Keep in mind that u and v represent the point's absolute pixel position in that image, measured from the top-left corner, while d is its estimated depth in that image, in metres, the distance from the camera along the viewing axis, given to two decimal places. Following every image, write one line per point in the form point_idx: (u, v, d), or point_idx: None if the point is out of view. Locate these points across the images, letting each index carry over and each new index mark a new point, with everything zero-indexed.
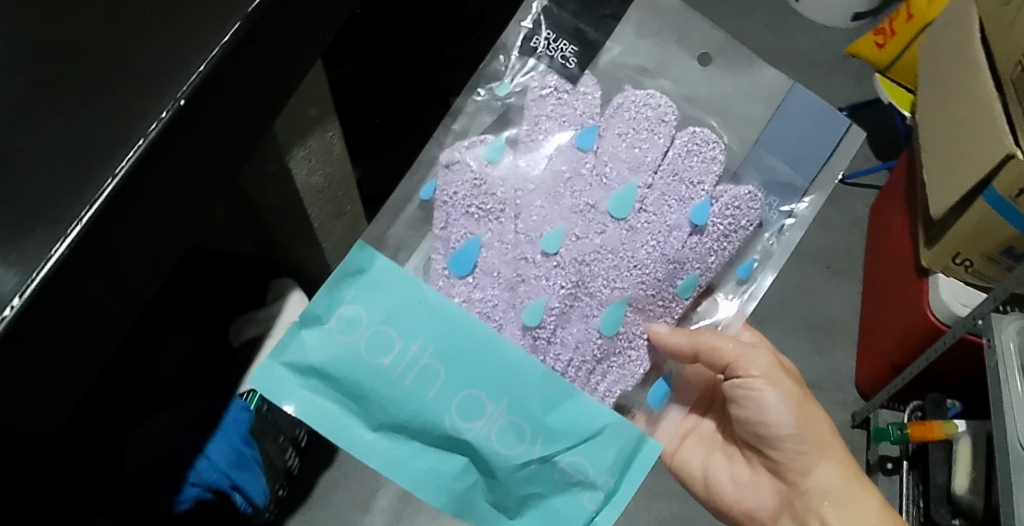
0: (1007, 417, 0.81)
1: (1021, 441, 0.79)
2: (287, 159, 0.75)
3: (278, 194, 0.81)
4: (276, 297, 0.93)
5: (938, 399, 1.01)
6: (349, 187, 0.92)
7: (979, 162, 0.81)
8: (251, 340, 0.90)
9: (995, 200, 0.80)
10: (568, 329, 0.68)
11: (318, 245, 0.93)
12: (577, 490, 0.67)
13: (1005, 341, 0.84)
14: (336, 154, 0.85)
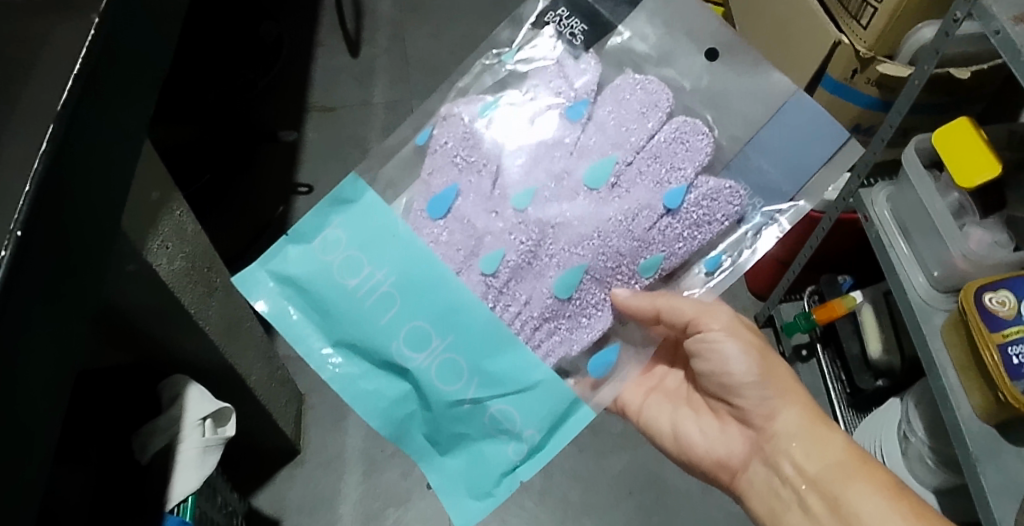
0: (900, 275, 0.94)
1: (917, 292, 0.93)
2: (144, 255, 0.69)
3: (145, 294, 0.74)
4: (171, 399, 0.84)
5: (831, 278, 1.10)
6: (214, 257, 0.85)
7: (818, 53, 0.93)
8: (162, 450, 0.82)
9: (833, 86, 0.95)
10: (527, 285, 0.71)
11: (201, 329, 0.82)
12: (505, 438, 0.71)
13: (880, 210, 0.98)
14: (190, 231, 0.79)
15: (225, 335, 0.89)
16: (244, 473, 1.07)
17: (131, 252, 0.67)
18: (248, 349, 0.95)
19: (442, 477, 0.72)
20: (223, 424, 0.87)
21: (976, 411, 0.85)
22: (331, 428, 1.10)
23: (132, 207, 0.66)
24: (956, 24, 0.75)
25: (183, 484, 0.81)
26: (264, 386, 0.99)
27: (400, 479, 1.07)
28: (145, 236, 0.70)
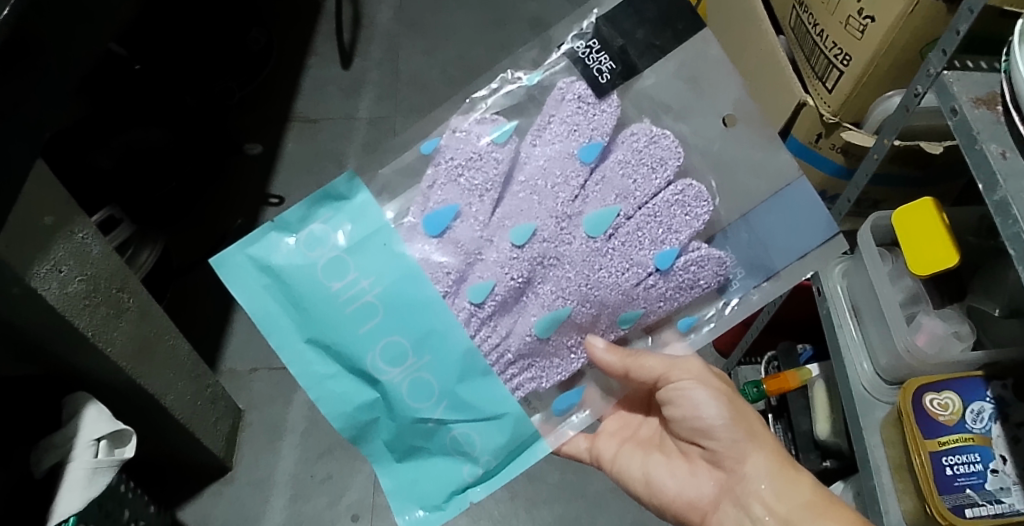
0: (846, 360, 1.00)
1: (861, 381, 0.98)
2: (30, 280, 0.73)
3: (35, 318, 0.77)
4: (69, 415, 0.83)
5: (788, 348, 1.12)
6: (126, 279, 0.87)
7: (786, 114, 1.02)
8: (55, 468, 0.80)
9: (798, 147, 1.03)
10: (508, 318, 0.72)
11: (100, 351, 0.83)
12: (461, 459, 0.74)
13: (832, 285, 1.03)
14: (96, 253, 0.82)
15: (137, 356, 0.88)
16: (166, 486, 1.01)
17: (12, 275, 0.70)
18: (168, 367, 0.93)
19: (394, 485, 0.75)
20: (121, 446, 0.85)
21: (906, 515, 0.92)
22: (264, 447, 1.05)
23: (11, 232, 0.69)
24: (917, 99, 0.81)
25: (69, 499, 0.78)
26: (185, 405, 0.95)
27: (326, 508, 1.01)
28: (31, 260, 0.73)
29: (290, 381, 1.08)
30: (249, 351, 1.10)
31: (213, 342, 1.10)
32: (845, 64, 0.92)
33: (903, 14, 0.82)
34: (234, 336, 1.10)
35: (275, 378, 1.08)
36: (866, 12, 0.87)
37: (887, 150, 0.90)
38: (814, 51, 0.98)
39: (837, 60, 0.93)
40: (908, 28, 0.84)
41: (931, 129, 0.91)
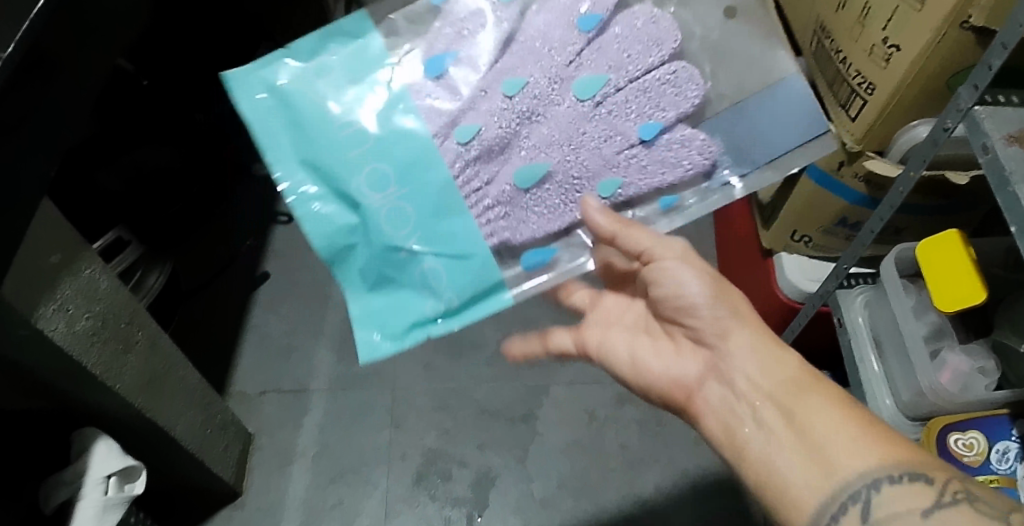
0: (868, 393, 0.93)
1: (884, 417, 0.91)
2: (36, 320, 0.65)
3: (41, 361, 0.69)
4: (78, 452, 0.79)
5: (808, 374, 1.11)
6: (135, 310, 0.79)
7: None
8: (65, 504, 0.76)
9: (820, 176, 0.97)
10: (493, 164, 0.66)
11: (111, 389, 0.76)
12: (423, 295, 0.65)
13: (854, 316, 0.97)
14: (104, 288, 0.74)
15: (146, 390, 0.81)
16: (173, 513, 1.00)
17: (14, 318, 0.63)
18: (176, 398, 0.87)
19: (361, 310, 0.66)
20: (129, 482, 0.82)
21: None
22: (275, 471, 1.04)
23: (20, 273, 0.62)
24: (946, 133, 0.73)
25: None
26: (195, 434, 0.91)
27: None
28: (37, 301, 0.65)
29: (302, 403, 1.07)
30: (259, 374, 1.09)
31: (219, 363, 1.10)
32: (870, 93, 0.87)
33: (930, 45, 0.77)
34: (244, 358, 1.10)
35: (286, 401, 1.07)
36: (891, 41, 0.82)
37: (914, 181, 0.82)
38: (837, 78, 0.93)
39: (861, 89, 0.88)
40: (935, 58, 0.78)
41: (955, 159, 0.88)
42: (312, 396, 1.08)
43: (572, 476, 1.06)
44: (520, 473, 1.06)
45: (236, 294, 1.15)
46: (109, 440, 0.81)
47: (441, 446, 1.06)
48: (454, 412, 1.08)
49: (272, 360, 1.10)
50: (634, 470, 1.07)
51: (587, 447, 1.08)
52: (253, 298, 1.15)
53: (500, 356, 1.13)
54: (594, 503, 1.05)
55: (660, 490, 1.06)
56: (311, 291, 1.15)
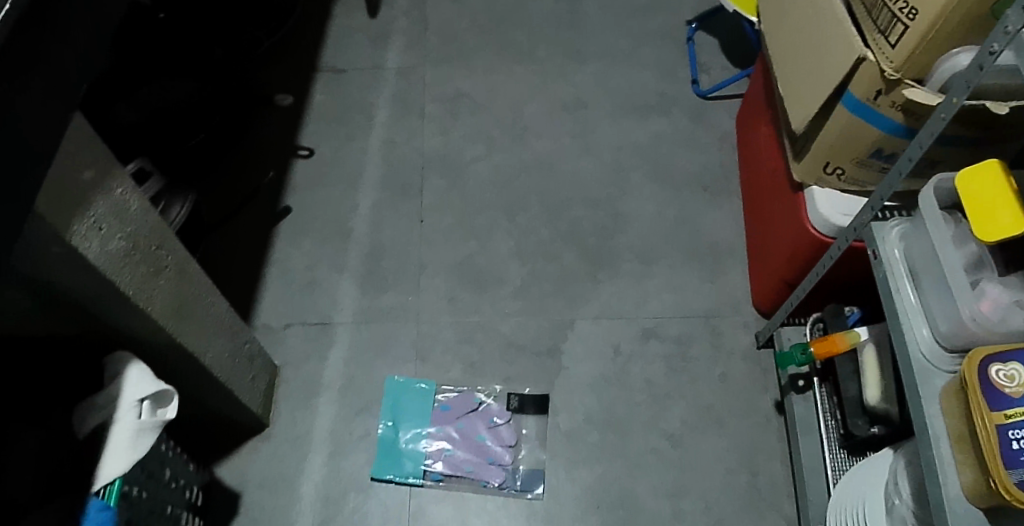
0: (904, 325, 0.90)
1: (919, 349, 0.88)
2: (71, 238, 0.64)
3: (77, 277, 0.69)
4: (108, 377, 0.79)
5: (837, 310, 1.06)
6: (163, 234, 0.78)
7: (839, 70, 0.91)
8: (99, 428, 0.76)
9: (854, 105, 0.93)
10: None
11: (144, 312, 0.76)
12: None
13: (890, 249, 0.94)
14: (135, 210, 0.73)
15: (176, 315, 0.81)
16: (202, 441, 1.01)
17: (49, 235, 0.62)
18: (205, 326, 0.86)
19: None
20: (162, 407, 0.82)
21: (963, 487, 0.79)
22: (301, 404, 1.04)
23: (54, 188, 0.61)
24: (992, 57, 0.69)
25: (116, 458, 0.75)
26: (225, 362, 0.91)
27: (365, 464, 1.00)
28: (72, 218, 0.64)
29: (326, 336, 1.07)
30: (282, 307, 1.08)
31: (242, 298, 1.09)
32: (911, 18, 0.82)
33: None
34: (268, 291, 1.09)
35: (311, 333, 1.07)
36: None
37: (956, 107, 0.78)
38: (875, 2, 0.89)
39: (902, 15, 0.84)
40: None
41: (997, 89, 0.84)
42: (337, 328, 1.07)
43: (598, 409, 1.06)
44: (546, 406, 1.06)
45: (257, 228, 1.14)
46: (140, 364, 0.81)
47: (467, 379, 1.06)
48: (480, 345, 1.08)
49: (296, 293, 1.09)
50: (661, 405, 1.08)
51: (612, 380, 1.08)
52: (274, 231, 1.14)
53: (525, 289, 1.12)
54: (620, 435, 1.05)
55: (685, 423, 1.07)
56: (333, 225, 1.14)
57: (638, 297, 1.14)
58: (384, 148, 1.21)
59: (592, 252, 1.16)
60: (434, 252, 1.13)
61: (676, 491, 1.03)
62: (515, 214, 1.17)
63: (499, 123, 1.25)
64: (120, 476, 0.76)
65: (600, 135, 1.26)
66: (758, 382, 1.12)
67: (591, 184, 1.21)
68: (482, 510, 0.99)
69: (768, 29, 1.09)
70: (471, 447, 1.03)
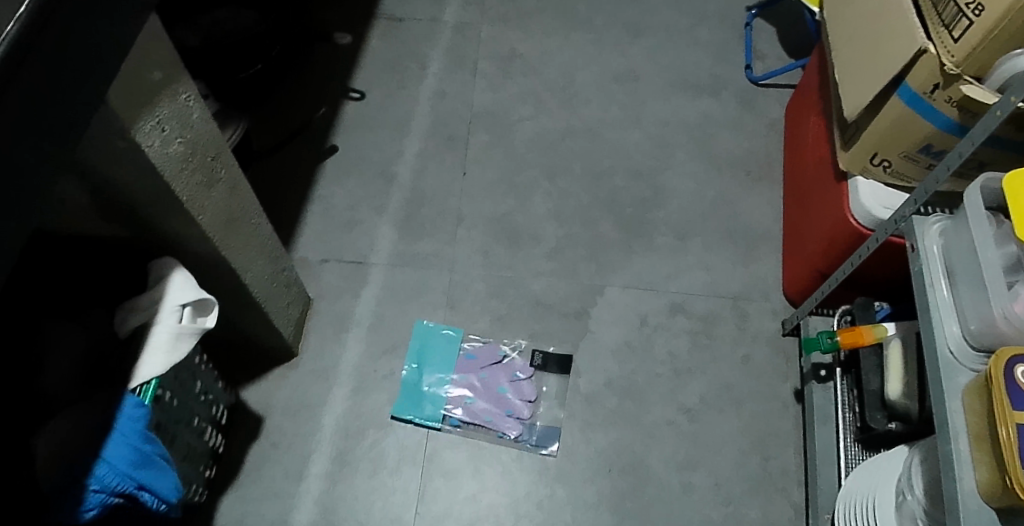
0: (934, 319, 0.87)
1: (947, 343, 0.85)
2: (135, 133, 0.67)
3: (136, 174, 0.72)
4: (155, 280, 0.82)
5: (866, 304, 1.04)
6: (221, 148, 0.80)
7: (897, 60, 0.91)
8: (140, 328, 0.79)
9: (909, 96, 0.92)
10: None
11: (193, 219, 0.78)
12: None
13: (928, 244, 0.91)
14: (197, 118, 0.75)
15: (223, 228, 0.84)
16: (232, 364, 1.04)
17: (115, 125, 0.65)
18: (249, 245, 0.89)
19: None
20: (203, 316, 0.84)
21: (979, 485, 0.76)
22: (331, 337, 1.06)
23: (124, 81, 0.64)
24: None
25: (156, 357, 0.78)
26: (263, 284, 0.93)
27: (387, 402, 1.03)
28: (138, 113, 0.67)
29: (362, 274, 1.09)
30: (321, 242, 1.11)
31: (284, 230, 1.12)
32: (978, 13, 0.81)
33: None
34: (308, 226, 1.12)
35: (347, 271, 1.10)
36: None
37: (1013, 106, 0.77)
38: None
39: (968, 9, 0.82)
40: None
41: None
42: (372, 268, 1.10)
43: (619, 375, 1.07)
44: (568, 366, 1.07)
45: (303, 163, 1.16)
46: (185, 271, 0.84)
47: (493, 331, 1.08)
48: (509, 300, 1.10)
49: (335, 231, 1.12)
50: (681, 378, 1.08)
51: (637, 348, 1.09)
52: (320, 168, 1.16)
53: (559, 251, 1.14)
54: (638, 402, 1.06)
55: (704, 400, 1.08)
56: (377, 169, 1.17)
57: (669, 269, 1.15)
58: (434, 99, 1.23)
59: (628, 222, 1.17)
60: (474, 205, 1.15)
61: (688, 464, 1.04)
62: (556, 176, 1.19)
63: (549, 87, 1.27)
64: (157, 376, 0.79)
65: (648, 109, 1.26)
66: (781, 369, 1.11)
67: (634, 153, 1.22)
68: (495, 459, 1.01)
69: (830, 16, 1.09)
70: (491, 398, 1.05)
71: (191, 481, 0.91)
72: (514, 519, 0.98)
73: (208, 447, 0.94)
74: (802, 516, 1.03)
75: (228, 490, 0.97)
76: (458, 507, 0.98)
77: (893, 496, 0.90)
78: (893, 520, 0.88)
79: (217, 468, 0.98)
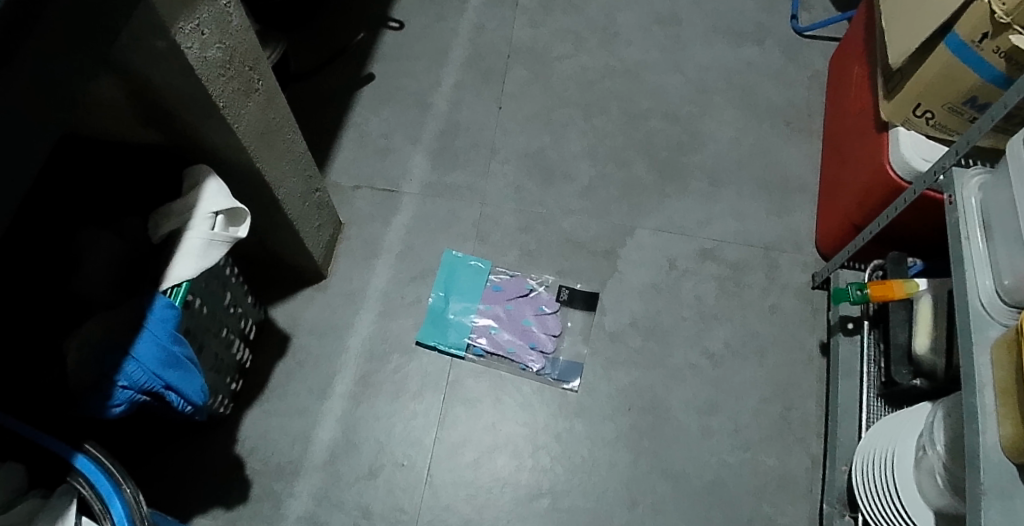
0: (966, 273, 0.81)
1: (978, 297, 0.79)
2: (175, 33, 0.67)
3: (175, 76, 0.72)
4: (189, 186, 0.83)
5: (899, 258, 1.01)
6: (258, 58, 0.81)
7: (947, 8, 0.87)
8: (173, 233, 0.81)
9: (957, 46, 0.88)
10: None
11: (230, 127, 0.79)
12: None
13: (966, 197, 0.85)
14: (235, 25, 0.75)
15: (259, 140, 0.84)
16: (264, 283, 1.06)
17: (156, 23, 0.65)
18: (282, 159, 0.90)
19: None
20: (234, 226, 0.85)
21: (1002, 440, 0.72)
22: (360, 262, 1.08)
23: None
24: None
25: (187, 262, 0.79)
26: (295, 202, 0.94)
27: (412, 328, 1.04)
28: (178, 13, 0.67)
29: (393, 202, 1.10)
30: (354, 169, 1.12)
31: (319, 156, 1.12)
32: None
33: None
34: (342, 152, 1.13)
35: (378, 198, 1.10)
36: None
37: None
38: None
39: None
40: None
41: None
42: (404, 197, 1.11)
43: (645, 315, 1.07)
44: (594, 303, 1.07)
45: (340, 89, 1.17)
46: (218, 180, 0.85)
47: (521, 265, 1.08)
48: (539, 235, 1.10)
49: (369, 158, 1.13)
50: (707, 323, 1.08)
51: (663, 290, 1.09)
52: (356, 96, 1.17)
53: (591, 190, 1.13)
54: (661, 343, 1.06)
55: (728, 346, 1.07)
56: (413, 98, 1.17)
57: (702, 212, 1.14)
58: (473, 33, 1.23)
59: (663, 165, 1.16)
60: (508, 139, 1.16)
61: (708, 408, 1.04)
62: (592, 115, 1.18)
63: (590, 26, 1.26)
64: (188, 280, 0.80)
65: (690, 53, 1.25)
66: (808, 321, 1.10)
67: (673, 96, 1.21)
68: (517, 390, 1.02)
69: None
70: (516, 330, 1.06)
71: (217, 392, 0.93)
72: (531, 450, 1.00)
73: (234, 360, 0.96)
74: (819, 466, 1.03)
75: (254, 404, 0.99)
76: (478, 434, 1.00)
77: (914, 450, 0.88)
78: (911, 474, 0.87)
79: (243, 383, 1.00)
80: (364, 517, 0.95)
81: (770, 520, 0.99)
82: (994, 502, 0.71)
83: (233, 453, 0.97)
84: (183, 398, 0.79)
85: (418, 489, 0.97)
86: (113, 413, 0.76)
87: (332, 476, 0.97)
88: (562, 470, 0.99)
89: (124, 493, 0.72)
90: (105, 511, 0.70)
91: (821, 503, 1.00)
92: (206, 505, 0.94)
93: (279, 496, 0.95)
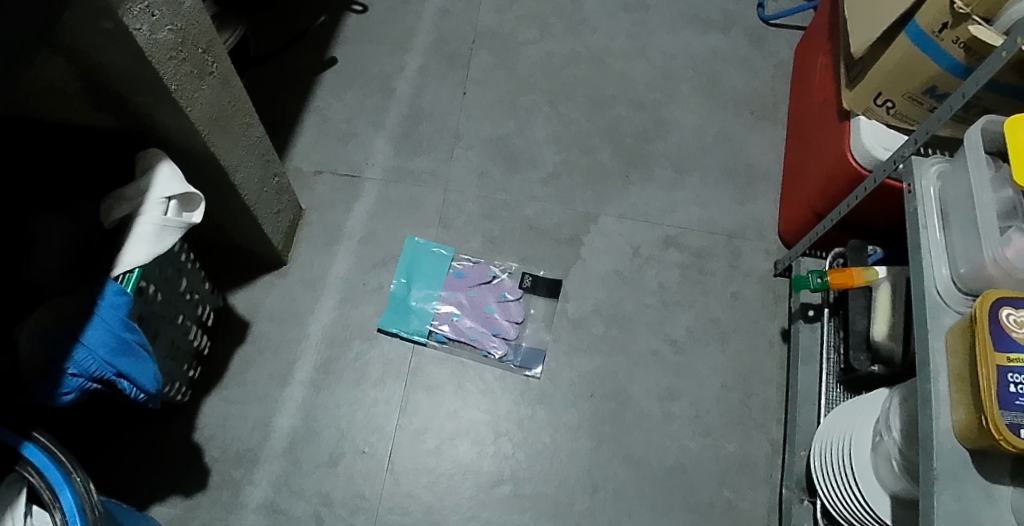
0: (923, 261, 0.81)
1: (935, 285, 0.79)
2: (122, 14, 0.65)
3: (125, 58, 0.70)
4: (142, 171, 0.81)
5: (859, 246, 1.02)
6: (211, 40, 0.79)
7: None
8: (125, 218, 0.79)
9: (917, 35, 0.88)
10: None
11: (183, 110, 0.77)
12: None
13: (925, 187, 0.84)
14: (186, 6, 0.73)
15: (213, 124, 0.83)
16: (223, 269, 1.04)
17: (101, 4, 0.63)
18: (239, 143, 0.88)
19: None
20: (188, 211, 0.83)
21: (955, 426, 0.72)
22: (322, 248, 1.07)
23: None
24: None
25: (142, 249, 0.77)
26: (252, 186, 0.93)
27: (373, 315, 1.03)
28: None
29: (355, 188, 1.09)
30: (316, 154, 1.11)
31: (280, 142, 1.11)
32: None
33: None
34: (304, 137, 1.11)
35: (340, 184, 1.09)
36: None
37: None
38: None
39: None
40: None
41: None
42: (365, 183, 1.10)
43: (608, 302, 1.08)
44: (557, 290, 1.07)
45: (302, 73, 1.15)
46: (172, 164, 0.83)
47: (484, 252, 1.08)
48: (502, 222, 1.10)
49: (332, 144, 1.11)
50: (669, 310, 1.08)
51: (626, 278, 1.09)
52: (318, 80, 1.15)
53: (555, 177, 1.13)
54: (624, 330, 1.07)
55: (690, 332, 1.08)
56: (377, 82, 1.16)
57: (667, 198, 1.14)
58: (438, 17, 1.21)
59: (627, 152, 1.16)
60: (472, 125, 1.15)
61: (670, 394, 1.05)
62: (557, 101, 1.18)
63: (556, 11, 1.25)
64: (141, 266, 0.78)
65: (656, 41, 1.25)
66: (769, 308, 1.11)
67: (638, 82, 1.21)
68: (479, 377, 1.02)
69: None
70: (478, 317, 1.06)
71: (173, 379, 0.91)
72: (493, 437, 1.00)
73: (192, 347, 0.94)
74: (779, 451, 1.04)
75: (213, 391, 0.98)
76: (439, 421, 1.00)
77: (870, 436, 0.89)
78: (867, 459, 0.88)
79: (202, 369, 0.99)
80: (324, 504, 0.95)
81: (730, 504, 1.00)
82: (947, 487, 0.71)
83: (192, 440, 0.96)
84: (135, 386, 0.78)
85: (379, 476, 0.96)
86: (62, 401, 0.75)
87: (292, 463, 0.96)
88: (524, 456, 0.99)
89: (73, 481, 0.71)
90: (54, 500, 0.69)
91: (781, 488, 1.01)
92: (165, 493, 0.93)
93: (238, 484, 0.94)
